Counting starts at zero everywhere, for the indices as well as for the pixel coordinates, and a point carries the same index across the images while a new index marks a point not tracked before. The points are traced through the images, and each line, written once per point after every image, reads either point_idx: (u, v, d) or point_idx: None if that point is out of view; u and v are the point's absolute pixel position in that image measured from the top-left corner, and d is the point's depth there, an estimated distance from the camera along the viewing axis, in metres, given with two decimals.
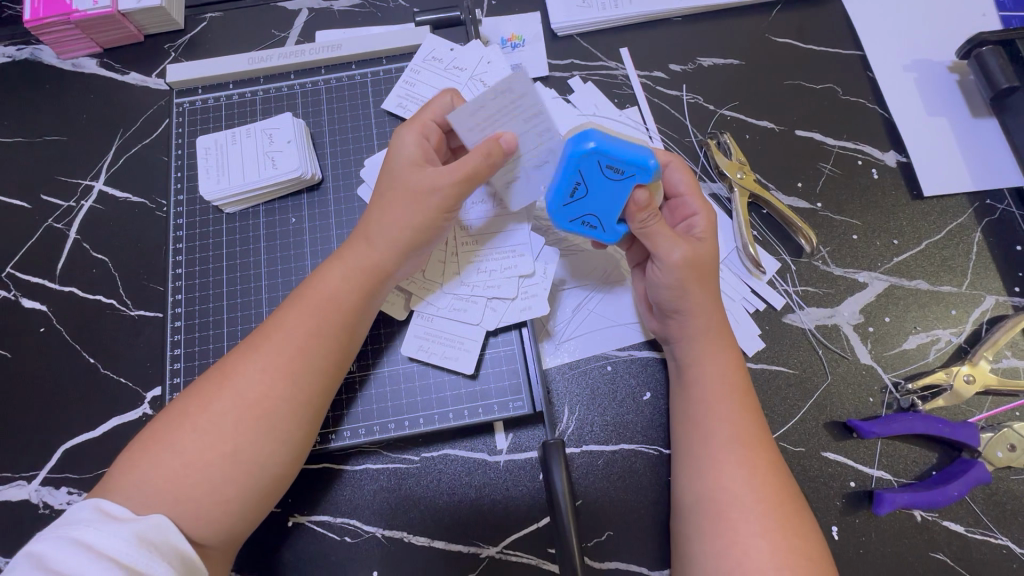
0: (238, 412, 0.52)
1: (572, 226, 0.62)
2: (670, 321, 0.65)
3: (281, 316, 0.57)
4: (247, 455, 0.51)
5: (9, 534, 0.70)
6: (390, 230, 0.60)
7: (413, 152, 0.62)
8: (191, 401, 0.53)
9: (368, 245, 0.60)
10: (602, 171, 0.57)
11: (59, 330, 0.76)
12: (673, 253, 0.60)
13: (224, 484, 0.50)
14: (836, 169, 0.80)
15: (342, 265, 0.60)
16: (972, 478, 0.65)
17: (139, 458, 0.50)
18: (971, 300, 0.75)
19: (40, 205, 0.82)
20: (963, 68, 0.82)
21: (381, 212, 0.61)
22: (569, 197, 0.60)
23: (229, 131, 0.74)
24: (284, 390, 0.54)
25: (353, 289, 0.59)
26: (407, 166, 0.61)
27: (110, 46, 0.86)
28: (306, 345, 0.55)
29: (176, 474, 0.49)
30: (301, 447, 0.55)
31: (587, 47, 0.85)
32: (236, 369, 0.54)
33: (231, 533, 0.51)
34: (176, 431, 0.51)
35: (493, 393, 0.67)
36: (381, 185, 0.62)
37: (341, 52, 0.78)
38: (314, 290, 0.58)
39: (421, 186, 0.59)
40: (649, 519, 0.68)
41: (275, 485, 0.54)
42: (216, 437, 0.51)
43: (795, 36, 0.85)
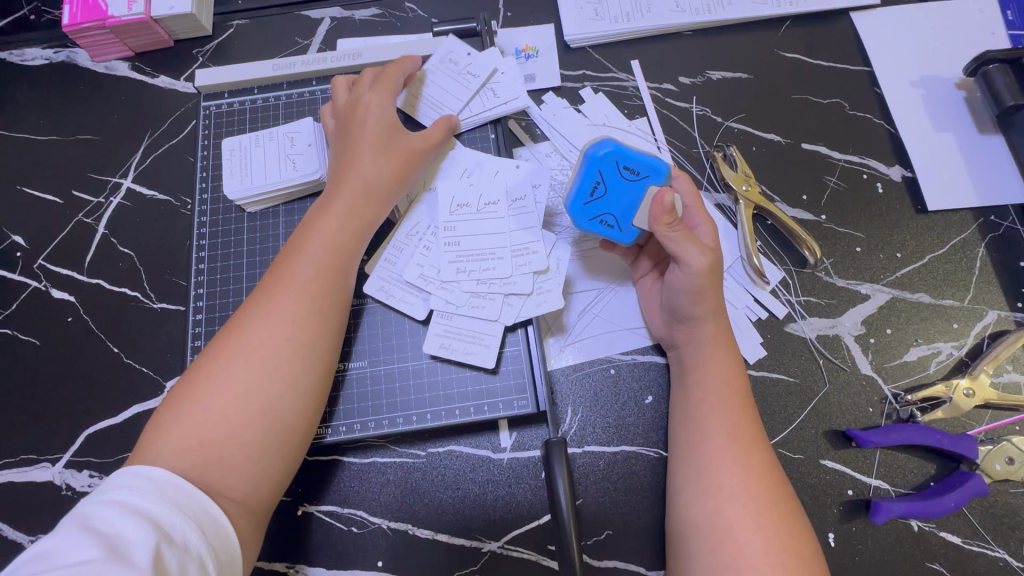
0: (249, 352, 0.56)
1: (591, 225, 0.67)
2: (680, 329, 0.68)
3: (284, 269, 0.61)
4: (260, 395, 0.54)
5: (33, 513, 0.73)
6: (381, 180, 0.68)
7: (386, 112, 0.70)
8: (205, 358, 0.56)
9: (359, 197, 0.66)
10: (620, 172, 0.64)
11: (86, 320, 0.80)
12: (696, 259, 0.62)
13: (243, 422, 0.53)
14: (841, 182, 0.81)
15: (337, 215, 0.65)
16: (970, 490, 0.66)
17: (166, 417, 0.53)
18: (973, 315, 0.75)
19: (72, 200, 0.86)
20: (970, 85, 0.84)
21: (369, 167, 0.67)
22: (589, 196, 0.65)
23: (253, 133, 0.77)
24: (290, 331, 0.57)
25: (346, 233, 0.65)
26: (386, 123, 0.69)
27: (141, 50, 0.90)
28: (308, 291, 0.60)
29: (202, 430, 0.51)
30: (313, 383, 0.58)
31: (598, 59, 0.87)
32: (242, 320, 0.58)
33: (252, 494, 0.52)
34: (196, 384, 0.54)
35: (499, 392, 0.70)
36: (355, 139, 0.69)
37: (361, 60, 0.81)
38: (314, 243, 0.63)
39: (410, 146, 0.69)
40: (647, 520, 0.69)
41: (289, 437, 0.56)
42: (229, 380, 0.54)
43: (803, 52, 0.87)
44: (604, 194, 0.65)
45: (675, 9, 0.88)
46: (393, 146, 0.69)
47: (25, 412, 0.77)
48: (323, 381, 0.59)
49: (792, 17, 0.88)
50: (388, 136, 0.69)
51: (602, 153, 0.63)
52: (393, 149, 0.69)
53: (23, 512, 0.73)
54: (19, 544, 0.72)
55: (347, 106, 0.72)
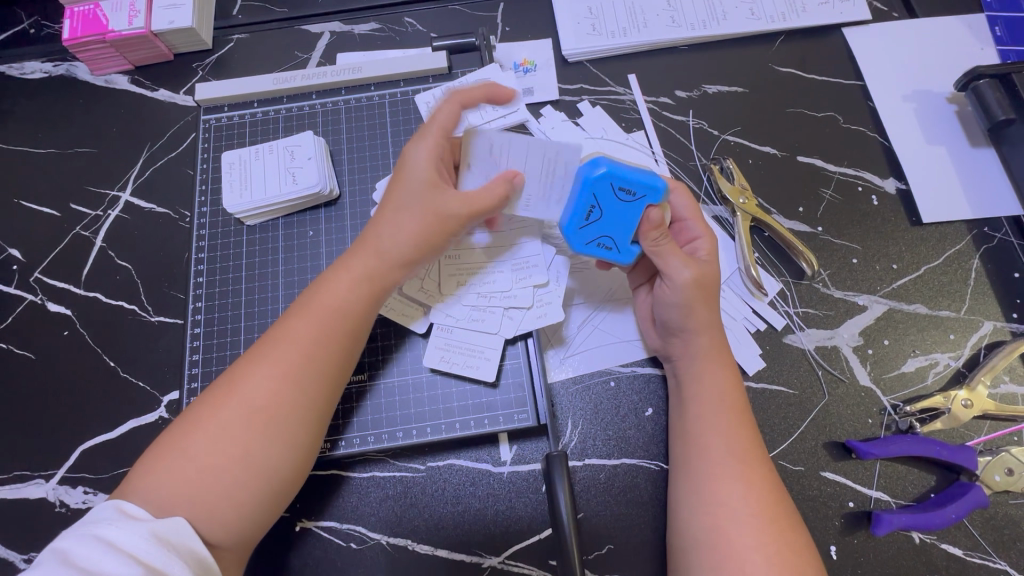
0: (246, 414, 0.54)
1: (588, 248, 0.65)
2: (675, 340, 0.67)
3: (288, 325, 0.59)
4: (256, 457, 0.53)
5: (25, 530, 0.72)
6: (402, 246, 0.62)
7: (427, 168, 0.63)
8: (202, 406, 0.55)
9: (374, 254, 0.62)
10: (617, 195, 0.62)
11: (82, 334, 0.79)
12: (682, 272, 0.63)
13: (235, 484, 0.52)
14: (837, 194, 0.82)
15: (349, 273, 0.62)
16: (970, 501, 0.66)
17: (159, 458, 0.52)
18: (969, 325, 0.76)
19: (69, 213, 0.85)
20: (961, 99, 0.85)
21: (390, 223, 0.62)
22: (584, 219, 0.64)
23: (253, 147, 0.78)
24: (290, 395, 0.56)
25: (359, 297, 0.61)
26: (421, 183, 0.63)
27: (140, 63, 0.90)
28: (311, 352, 0.58)
29: (188, 479, 0.51)
30: (306, 449, 0.57)
31: (596, 73, 0.88)
32: (245, 377, 0.56)
33: (238, 538, 0.53)
34: (187, 435, 0.53)
35: (500, 405, 0.69)
36: (387, 198, 0.64)
37: (361, 74, 0.82)
38: (321, 305, 0.60)
39: (443, 215, 0.62)
40: (649, 533, 0.69)
41: (282, 492, 0.55)
42: (224, 439, 0.53)
43: (797, 66, 0.88)
44: (600, 217, 0.64)
45: (671, 24, 0.89)
46: (423, 212, 0.62)
47: (19, 428, 0.76)
48: (315, 443, 0.58)
49: (786, 33, 0.90)
50: (425, 204, 0.62)
51: (598, 173, 0.62)
52: (424, 216, 0.62)
53: (16, 530, 0.72)
54: (10, 562, 0.71)
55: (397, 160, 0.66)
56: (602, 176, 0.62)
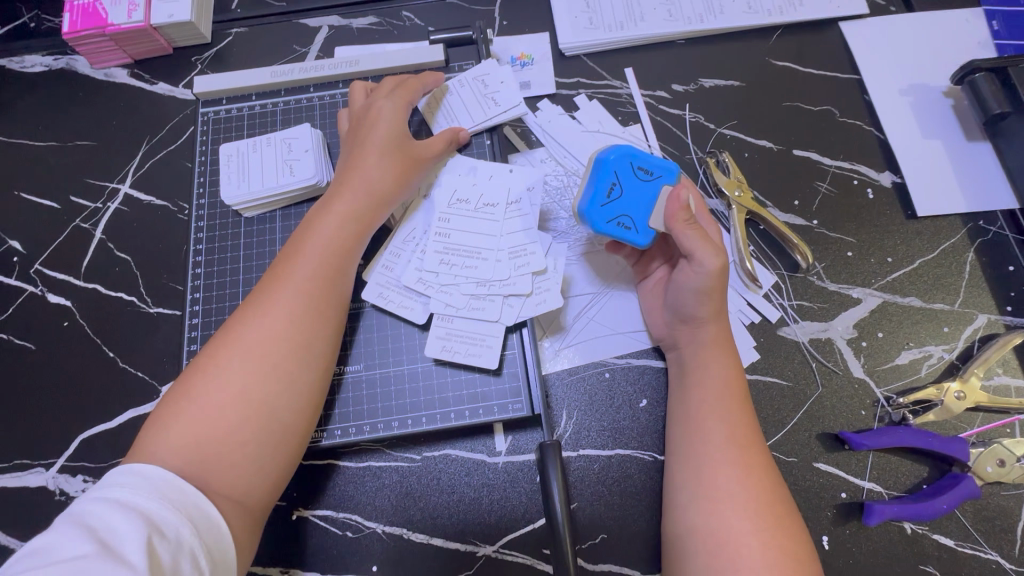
0: (248, 346, 0.56)
1: (608, 226, 0.66)
2: (682, 330, 0.69)
3: (282, 268, 0.62)
4: (258, 394, 0.55)
5: (25, 517, 0.73)
6: (383, 186, 0.67)
7: (396, 117, 0.70)
8: (202, 355, 0.57)
9: (359, 197, 0.66)
10: (637, 173, 0.67)
11: (82, 325, 0.80)
12: (708, 260, 0.63)
13: (244, 416, 0.53)
14: (832, 187, 0.82)
15: (337, 214, 0.65)
16: (962, 492, 0.66)
17: (168, 406, 0.53)
18: (963, 318, 0.76)
19: (69, 206, 0.86)
20: (957, 93, 0.85)
21: (372, 166, 0.67)
22: (605, 198, 0.66)
23: (251, 139, 0.78)
24: (287, 330, 0.58)
25: (347, 233, 0.65)
26: (393, 128, 0.70)
27: (140, 57, 0.91)
28: (305, 289, 0.60)
29: (198, 421, 0.52)
30: (309, 377, 0.59)
31: (593, 67, 0.89)
32: (240, 314, 0.58)
33: (248, 490, 0.53)
34: (193, 379, 0.55)
35: (494, 395, 0.70)
36: (362, 144, 0.69)
37: (358, 67, 0.82)
38: (311, 244, 0.63)
39: (411, 155, 0.70)
40: (642, 522, 0.69)
41: (290, 429, 0.56)
42: (225, 378, 0.54)
43: (794, 60, 0.88)
44: (621, 196, 0.67)
45: (668, 18, 0.89)
46: (394, 154, 0.69)
47: (20, 417, 0.77)
48: (319, 374, 0.60)
49: (783, 26, 0.90)
50: (394, 145, 0.69)
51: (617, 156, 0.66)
52: (396, 157, 0.69)
53: (16, 517, 0.73)
54: (12, 549, 0.72)
55: (359, 112, 0.72)
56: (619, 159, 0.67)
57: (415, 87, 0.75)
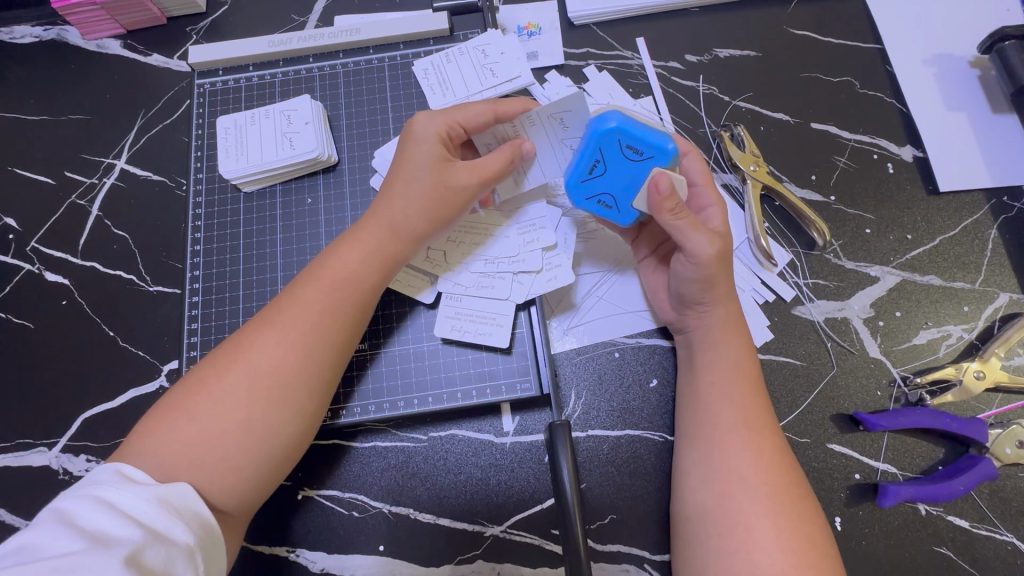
0: (252, 381, 0.53)
1: (589, 204, 0.64)
2: (689, 312, 0.66)
3: (296, 292, 0.58)
4: (261, 425, 0.53)
5: (29, 497, 0.73)
6: (412, 218, 0.61)
7: (436, 140, 0.62)
8: (207, 370, 0.54)
9: (386, 229, 0.61)
10: (624, 151, 0.59)
11: (80, 303, 0.79)
12: (702, 247, 0.60)
13: (238, 449, 0.52)
14: (851, 162, 0.79)
15: (360, 246, 0.61)
16: (978, 474, 0.65)
17: (164, 415, 0.52)
18: (984, 297, 0.74)
19: (65, 182, 0.84)
20: (984, 63, 0.82)
21: (400, 197, 0.62)
22: (586, 174, 0.61)
23: (248, 112, 0.75)
24: (297, 363, 0.55)
25: (370, 271, 0.60)
26: (431, 154, 0.62)
27: (133, 27, 0.88)
28: (319, 320, 0.57)
29: (193, 442, 0.50)
30: (310, 418, 0.56)
31: (603, 37, 0.85)
32: (252, 342, 0.55)
33: (239, 502, 0.52)
34: (192, 399, 0.53)
35: (502, 375, 0.68)
36: (396, 169, 0.63)
37: (359, 36, 0.79)
38: (329, 276, 0.59)
39: (452, 186, 0.61)
40: (652, 504, 0.68)
41: (284, 460, 0.55)
42: (230, 404, 0.52)
43: (813, 29, 0.85)
44: (604, 172, 0.61)
45: None
46: (432, 185, 0.61)
47: (21, 397, 0.76)
48: (321, 414, 0.58)
49: None
50: (434, 177, 0.61)
51: (606, 127, 0.58)
52: (432, 187, 0.61)
53: (20, 497, 0.73)
54: (17, 528, 0.72)
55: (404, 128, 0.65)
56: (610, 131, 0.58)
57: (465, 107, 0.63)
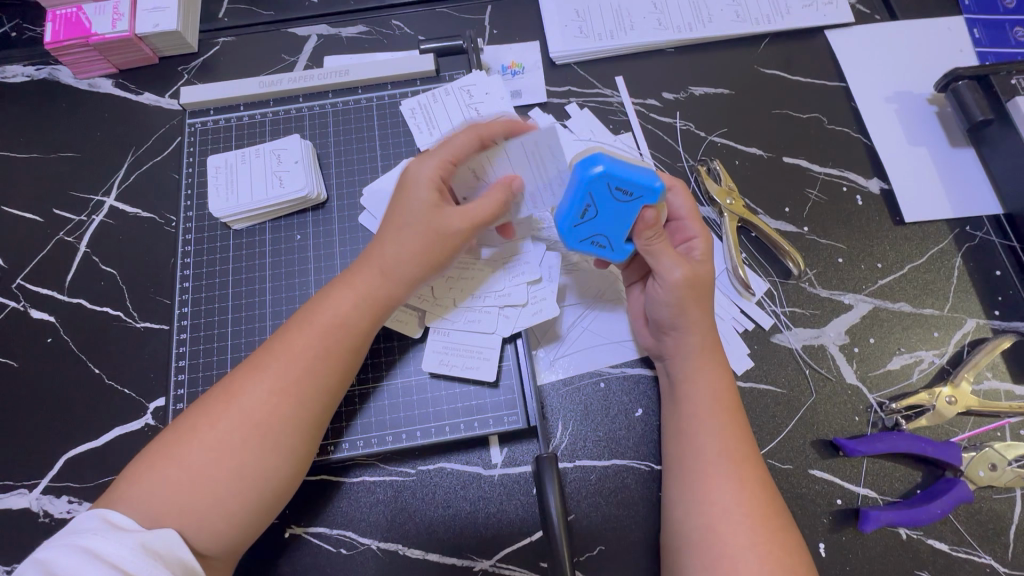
0: (244, 428, 0.54)
1: (582, 246, 0.65)
2: (666, 339, 0.68)
3: (288, 335, 0.59)
4: (254, 471, 0.53)
5: (7, 542, 0.71)
6: (402, 260, 0.62)
7: (431, 186, 0.63)
8: (197, 417, 0.54)
9: (378, 270, 0.62)
10: (612, 194, 0.61)
11: (66, 341, 0.78)
12: (673, 271, 0.63)
13: (228, 497, 0.52)
14: (822, 195, 0.83)
15: (351, 286, 0.61)
16: (955, 497, 0.67)
17: (150, 462, 0.52)
18: (952, 323, 0.77)
19: (52, 219, 0.84)
20: (942, 101, 0.86)
21: (392, 239, 0.62)
22: (578, 218, 0.63)
23: (239, 150, 0.77)
24: (290, 408, 0.55)
25: (359, 312, 0.61)
26: (425, 202, 0.63)
27: (125, 67, 0.90)
28: (311, 363, 0.57)
29: (178, 487, 0.51)
30: (302, 462, 0.57)
31: (584, 76, 0.89)
32: (244, 387, 0.56)
33: (224, 546, 0.52)
34: (181, 445, 0.53)
35: (489, 408, 0.69)
36: (391, 211, 0.64)
37: (348, 77, 0.81)
38: (322, 320, 0.60)
39: (444, 230, 0.62)
40: (640, 533, 0.69)
41: (272, 501, 0.55)
42: (222, 452, 0.52)
43: (782, 68, 0.89)
44: (595, 216, 0.63)
45: (658, 27, 0.90)
46: (426, 230, 0.62)
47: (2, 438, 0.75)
48: (313, 457, 0.58)
49: (770, 35, 0.91)
50: (426, 222, 0.62)
51: (594, 172, 0.60)
52: (425, 232, 0.62)
53: None
54: None
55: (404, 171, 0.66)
56: (598, 175, 0.60)
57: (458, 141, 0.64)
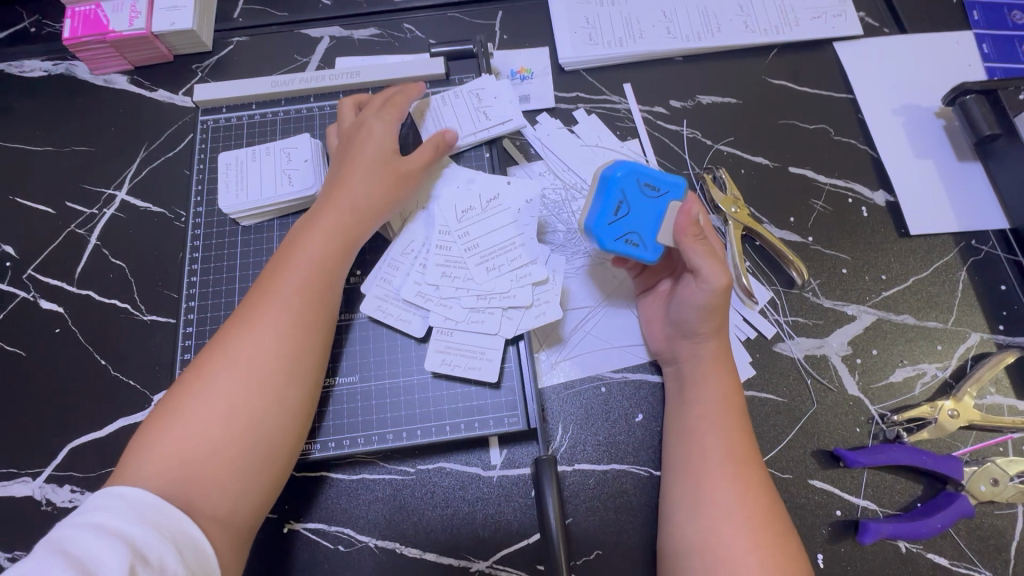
0: (232, 370, 0.56)
1: (616, 244, 0.65)
2: (683, 344, 0.68)
3: (265, 285, 0.61)
4: (243, 415, 0.54)
5: (9, 529, 0.72)
6: (366, 202, 0.67)
7: (378, 133, 0.70)
8: (186, 375, 0.56)
9: (348, 216, 0.66)
10: (644, 190, 0.65)
11: (73, 332, 0.79)
12: (711, 273, 0.63)
13: (226, 441, 0.53)
14: (827, 206, 0.83)
15: (320, 233, 0.65)
16: (956, 511, 0.67)
17: (149, 429, 0.53)
18: (956, 337, 0.77)
19: (65, 211, 0.85)
20: (949, 114, 0.87)
21: (356, 186, 0.67)
22: (613, 215, 0.65)
23: (250, 148, 0.78)
24: (274, 345, 0.58)
25: (330, 254, 0.64)
26: (374, 148, 0.69)
27: (140, 64, 0.91)
28: (290, 304, 0.60)
29: (179, 444, 0.52)
30: (296, 400, 0.58)
31: (592, 82, 0.90)
32: (229, 337, 0.58)
33: (236, 507, 0.53)
34: (176, 402, 0.54)
35: (490, 409, 0.69)
36: (349, 165, 0.69)
37: (359, 78, 0.82)
38: (296, 264, 0.63)
39: (396, 167, 0.69)
40: (637, 539, 0.69)
41: (274, 451, 0.56)
42: (214, 396, 0.54)
43: (790, 79, 0.90)
44: (629, 213, 0.65)
45: (666, 35, 0.90)
46: (381, 170, 0.68)
47: (7, 426, 0.76)
48: (308, 395, 0.60)
49: (779, 46, 0.91)
50: (379, 163, 0.69)
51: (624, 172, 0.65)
52: (383, 171, 0.68)
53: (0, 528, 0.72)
54: None
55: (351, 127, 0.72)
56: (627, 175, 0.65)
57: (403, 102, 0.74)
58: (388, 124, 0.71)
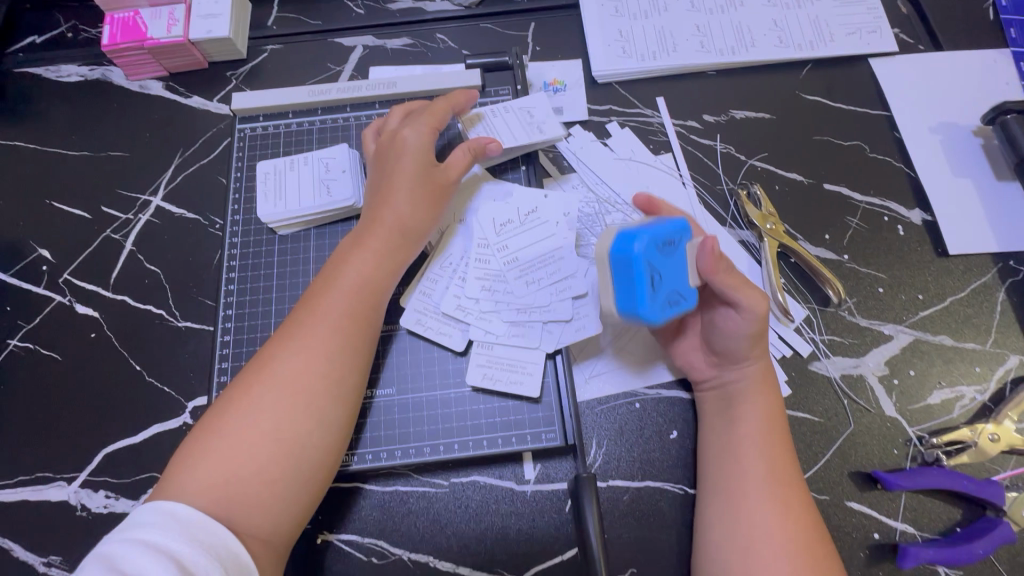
0: (279, 391, 0.56)
1: (665, 313, 0.58)
2: (724, 366, 0.68)
3: (312, 304, 0.61)
4: (290, 435, 0.55)
5: (45, 533, 0.72)
6: (411, 219, 0.66)
7: (419, 143, 0.69)
8: (234, 391, 0.56)
9: (393, 235, 0.66)
10: (664, 248, 0.59)
11: (109, 337, 0.80)
12: (754, 301, 0.63)
13: (269, 463, 0.53)
14: (863, 223, 0.82)
15: (367, 252, 0.65)
16: (996, 537, 0.66)
17: (195, 443, 0.54)
18: (994, 359, 0.76)
19: (100, 216, 0.86)
20: (987, 133, 0.86)
21: (401, 202, 0.67)
22: (650, 287, 0.58)
23: (287, 157, 0.79)
24: (320, 366, 0.58)
25: (376, 273, 0.64)
26: (416, 160, 0.68)
27: (175, 70, 0.92)
28: (337, 325, 0.60)
29: (223, 463, 0.52)
30: (338, 424, 0.58)
31: (626, 95, 0.89)
32: (276, 356, 0.58)
33: (276, 528, 0.53)
34: (222, 420, 0.54)
35: (528, 424, 0.69)
36: (391, 178, 0.68)
37: (395, 89, 0.83)
38: (342, 284, 0.62)
39: (437, 181, 0.68)
40: (673, 558, 0.68)
41: (313, 476, 0.56)
42: (261, 416, 0.54)
43: (825, 94, 0.89)
44: (661, 278, 0.59)
45: (700, 49, 0.90)
46: (423, 184, 0.68)
47: (44, 429, 0.76)
48: (349, 418, 0.60)
49: (813, 61, 0.91)
50: (421, 176, 0.68)
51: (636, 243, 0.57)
52: (424, 186, 0.68)
53: (36, 532, 0.72)
54: (30, 565, 0.71)
55: (388, 137, 0.71)
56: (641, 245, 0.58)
57: (443, 109, 0.73)
58: (428, 132, 0.70)
